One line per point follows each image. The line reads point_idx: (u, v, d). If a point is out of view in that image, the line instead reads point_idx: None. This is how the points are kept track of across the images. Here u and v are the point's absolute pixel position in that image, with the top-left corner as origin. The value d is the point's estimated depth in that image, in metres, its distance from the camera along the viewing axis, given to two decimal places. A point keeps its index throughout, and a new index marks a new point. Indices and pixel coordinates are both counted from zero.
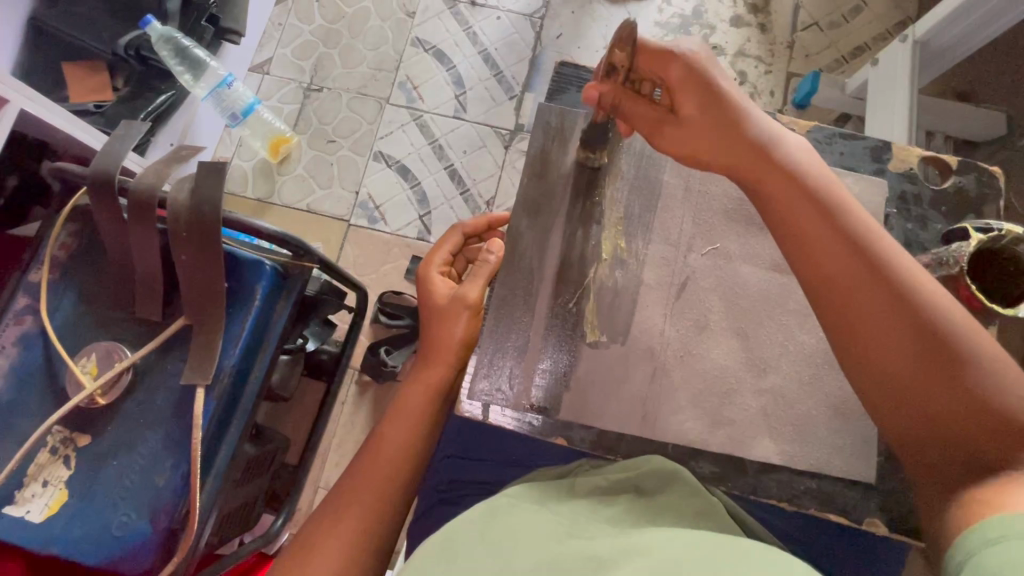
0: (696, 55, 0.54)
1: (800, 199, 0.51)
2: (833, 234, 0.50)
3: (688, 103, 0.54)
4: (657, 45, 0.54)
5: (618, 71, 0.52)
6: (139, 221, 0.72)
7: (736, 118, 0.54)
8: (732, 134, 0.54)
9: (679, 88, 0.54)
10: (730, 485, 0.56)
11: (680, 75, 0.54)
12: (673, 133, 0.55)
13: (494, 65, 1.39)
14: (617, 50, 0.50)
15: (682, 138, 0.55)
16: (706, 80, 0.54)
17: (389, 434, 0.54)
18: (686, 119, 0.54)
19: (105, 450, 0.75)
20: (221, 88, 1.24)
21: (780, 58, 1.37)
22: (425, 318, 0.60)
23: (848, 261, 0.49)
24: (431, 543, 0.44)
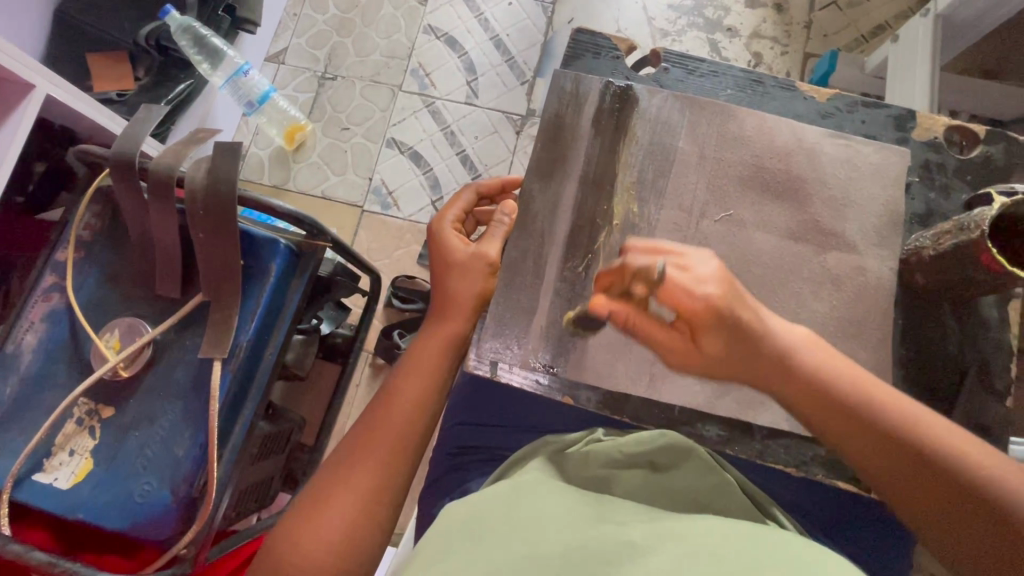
0: (716, 290, 0.49)
1: (804, 396, 0.49)
2: (824, 409, 0.48)
3: (708, 338, 0.50)
4: (683, 280, 0.49)
5: (632, 296, 0.52)
6: (159, 202, 0.75)
7: (751, 327, 0.49)
8: (748, 352, 0.50)
9: (696, 319, 0.49)
10: (736, 449, 0.54)
11: (703, 308, 0.49)
12: (693, 362, 0.51)
13: (505, 51, 1.39)
14: (637, 277, 0.50)
15: (702, 364, 0.51)
16: (727, 312, 0.49)
17: (402, 389, 0.54)
18: (703, 349, 0.50)
19: (128, 422, 0.77)
20: (238, 76, 1.24)
21: (796, 39, 1.35)
22: (442, 271, 0.60)
23: (854, 428, 0.48)
24: (453, 522, 0.45)
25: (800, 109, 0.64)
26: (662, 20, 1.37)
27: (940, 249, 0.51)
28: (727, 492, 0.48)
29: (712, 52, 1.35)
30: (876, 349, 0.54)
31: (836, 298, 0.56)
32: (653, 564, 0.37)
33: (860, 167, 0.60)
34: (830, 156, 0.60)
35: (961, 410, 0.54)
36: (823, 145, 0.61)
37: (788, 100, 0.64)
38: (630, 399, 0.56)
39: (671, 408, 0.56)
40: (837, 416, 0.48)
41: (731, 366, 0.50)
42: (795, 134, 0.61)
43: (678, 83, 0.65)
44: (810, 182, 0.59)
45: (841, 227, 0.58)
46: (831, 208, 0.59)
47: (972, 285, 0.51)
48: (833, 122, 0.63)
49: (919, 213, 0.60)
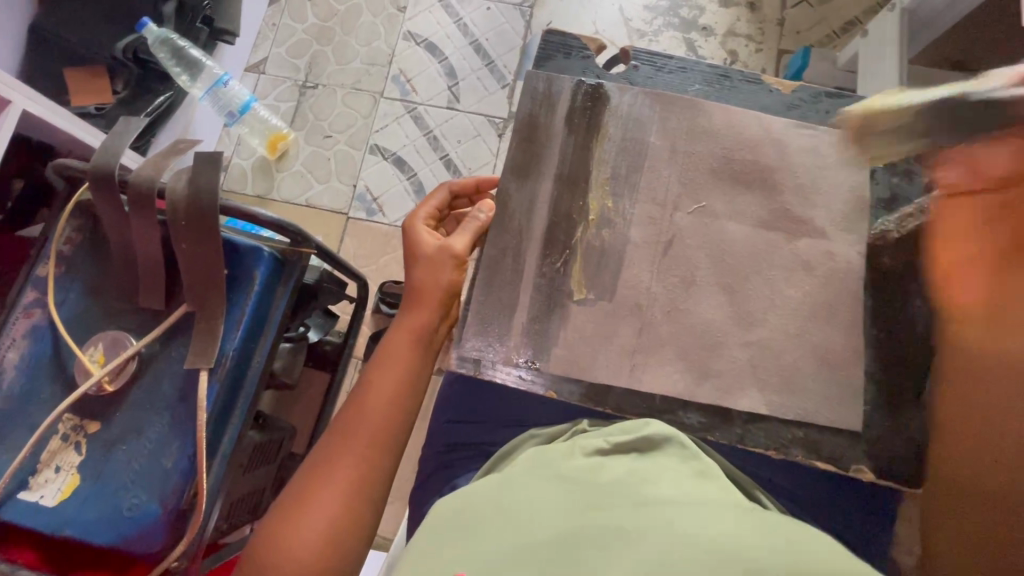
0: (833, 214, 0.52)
1: (970, 392, 0.51)
2: (960, 404, 0.52)
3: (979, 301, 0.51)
4: None
5: None
6: (141, 213, 0.75)
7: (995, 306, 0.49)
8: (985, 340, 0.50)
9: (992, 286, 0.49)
10: (717, 436, 0.55)
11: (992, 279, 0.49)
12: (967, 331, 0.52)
13: (485, 55, 1.40)
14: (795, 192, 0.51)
15: (977, 338, 0.51)
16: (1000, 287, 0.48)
17: (378, 385, 0.58)
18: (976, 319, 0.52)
19: (114, 436, 0.77)
20: (218, 86, 1.26)
21: (770, 36, 1.38)
22: (411, 266, 0.62)
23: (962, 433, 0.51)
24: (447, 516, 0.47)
25: (767, 102, 0.66)
26: (638, 21, 1.40)
27: None
28: (715, 478, 0.49)
29: (688, 51, 1.38)
30: (850, 329, 0.57)
31: (812, 283, 0.58)
32: (652, 534, 0.38)
33: (827, 157, 0.61)
34: (796, 147, 0.62)
35: (933, 387, 0.56)
36: (789, 136, 0.62)
37: (755, 93, 0.67)
38: (614, 390, 0.56)
39: (652, 397, 0.56)
40: (963, 414, 0.51)
41: (984, 351, 0.50)
42: (763, 125, 0.63)
43: (649, 81, 0.67)
44: (779, 172, 0.61)
45: (811, 215, 0.60)
46: (801, 196, 0.60)
47: (935, 262, 0.56)
48: (798, 113, 0.66)
49: (885, 198, 0.62)
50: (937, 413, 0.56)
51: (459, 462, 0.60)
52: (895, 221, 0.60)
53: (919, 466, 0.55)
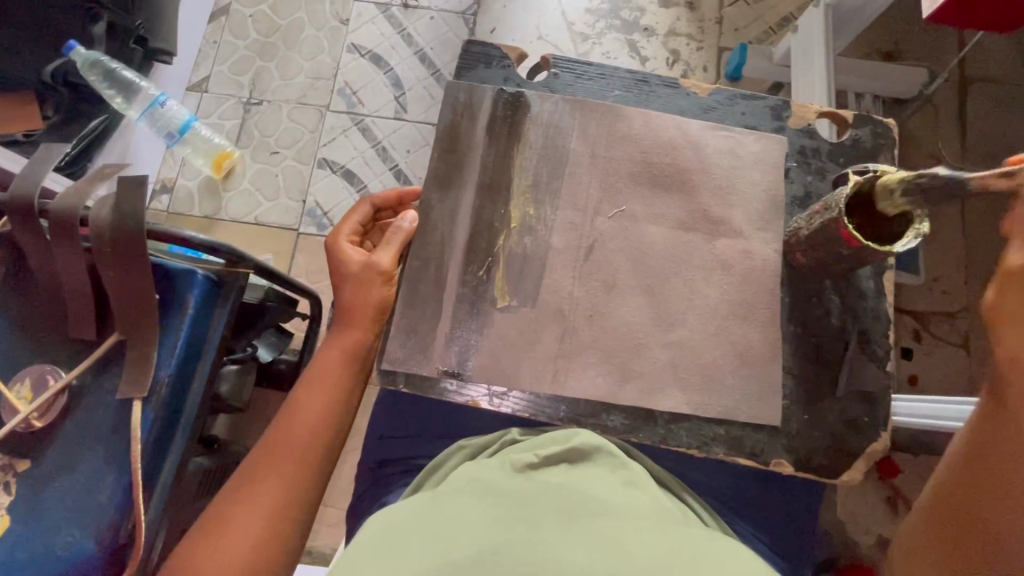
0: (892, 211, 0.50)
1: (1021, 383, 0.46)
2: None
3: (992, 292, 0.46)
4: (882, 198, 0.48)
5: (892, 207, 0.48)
6: (63, 242, 0.73)
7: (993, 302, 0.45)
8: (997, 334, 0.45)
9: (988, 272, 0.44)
10: (641, 436, 0.53)
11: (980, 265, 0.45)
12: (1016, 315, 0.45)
13: (431, 64, 1.40)
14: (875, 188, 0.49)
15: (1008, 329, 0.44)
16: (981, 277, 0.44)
17: (304, 405, 0.54)
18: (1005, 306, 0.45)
19: (45, 473, 0.74)
20: (154, 107, 1.20)
21: (710, 34, 1.41)
22: (337, 284, 0.58)
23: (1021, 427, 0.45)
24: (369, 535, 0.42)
25: (680, 105, 0.63)
26: (581, 24, 1.41)
27: (812, 229, 0.52)
28: (636, 486, 0.48)
29: (631, 52, 1.40)
30: (766, 327, 0.55)
31: (728, 281, 0.56)
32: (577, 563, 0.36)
33: (742, 156, 0.59)
34: (712, 148, 0.60)
35: (847, 375, 0.54)
36: (705, 138, 0.60)
37: (671, 96, 0.63)
38: (540, 399, 0.54)
39: (572, 402, 0.54)
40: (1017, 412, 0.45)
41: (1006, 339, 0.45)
42: (680, 128, 0.60)
43: (566, 88, 0.63)
44: (698, 173, 0.59)
45: (728, 215, 0.58)
46: (717, 197, 0.58)
47: (842, 261, 0.52)
48: (715, 116, 0.62)
49: (799, 196, 0.59)
50: (852, 403, 0.54)
51: (390, 479, 0.59)
52: (805, 218, 0.54)
53: (832, 457, 0.53)
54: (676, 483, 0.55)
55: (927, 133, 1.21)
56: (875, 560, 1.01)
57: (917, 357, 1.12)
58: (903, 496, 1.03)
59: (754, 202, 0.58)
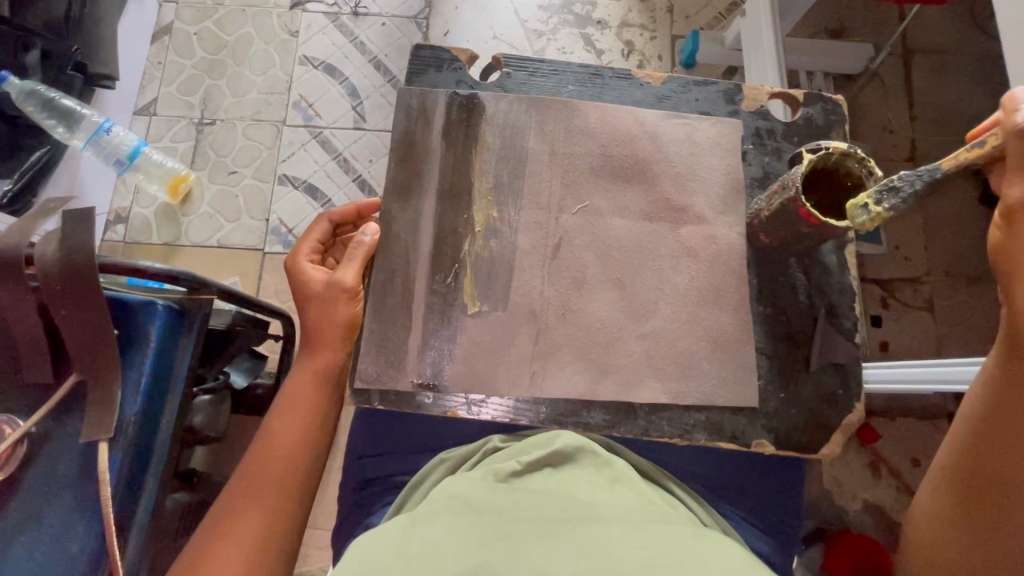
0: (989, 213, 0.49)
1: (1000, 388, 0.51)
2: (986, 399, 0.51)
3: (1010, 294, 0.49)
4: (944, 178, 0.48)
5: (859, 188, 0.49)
6: (9, 283, 0.69)
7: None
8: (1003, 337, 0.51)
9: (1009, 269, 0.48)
10: (622, 430, 0.53)
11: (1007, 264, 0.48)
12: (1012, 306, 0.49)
13: (386, 71, 1.38)
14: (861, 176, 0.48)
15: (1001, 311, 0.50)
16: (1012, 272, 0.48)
17: (279, 430, 0.52)
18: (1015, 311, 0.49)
19: (10, 527, 0.70)
20: (99, 134, 1.17)
21: (662, 23, 1.42)
22: (301, 305, 0.55)
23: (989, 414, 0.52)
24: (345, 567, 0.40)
25: (636, 95, 0.62)
26: (534, 21, 1.41)
27: (772, 210, 0.52)
28: (621, 484, 0.48)
29: (587, 46, 1.40)
30: (737, 311, 0.55)
31: (696, 267, 0.56)
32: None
33: (699, 142, 0.60)
34: (670, 137, 0.60)
35: (819, 350, 0.55)
36: (662, 127, 0.60)
37: (626, 88, 0.62)
38: (518, 402, 0.53)
39: (554, 403, 0.53)
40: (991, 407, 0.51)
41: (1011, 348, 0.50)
42: (636, 119, 0.60)
43: (521, 86, 0.62)
44: (655, 163, 0.59)
45: (689, 202, 0.58)
46: (678, 184, 0.58)
47: (805, 238, 0.53)
48: (670, 104, 0.62)
49: (757, 177, 0.60)
50: (826, 377, 0.54)
51: (373, 499, 0.57)
52: (765, 200, 0.54)
53: (810, 432, 0.53)
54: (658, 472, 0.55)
55: (877, 106, 1.25)
56: (865, 525, 1.03)
57: (886, 324, 1.15)
58: (884, 460, 1.06)
59: (715, 186, 0.58)
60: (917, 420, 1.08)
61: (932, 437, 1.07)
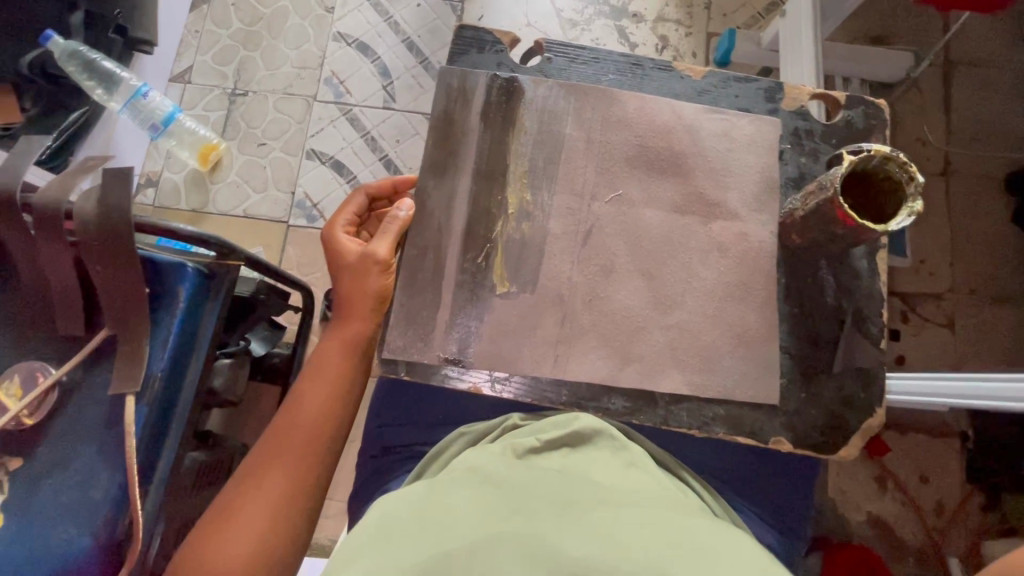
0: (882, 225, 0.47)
1: None
2: None
3: None
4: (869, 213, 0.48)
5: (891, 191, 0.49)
6: (49, 237, 0.71)
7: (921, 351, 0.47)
8: None
9: None
10: (642, 418, 0.53)
11: None
12: None
13: (419, 53, 1.38)
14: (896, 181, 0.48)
15: None
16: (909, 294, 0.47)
17: (308, 393, 0.53)
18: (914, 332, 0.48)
19: (38, 470, 0.73)
20: (136, 98, 1.20)
21: (698, 20, 1.40)
22: (335, 275, 0.57)
23: None
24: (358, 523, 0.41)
25: (676, 88, 0.62)
26: (569, 11, 1.40)
27: (807, 210, 0.52)
28: (637, 467, 0.49)
29: (620, 39, 1.39)
30: (763, 309, 0.55)
31: (726, 262, 0.56)
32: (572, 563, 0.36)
33: (736, 138, 0.60)
34: (707, 131, 0.60)
35: (844, 353, 0.55)
36: (699, 121, 0.60)
37: (666, 80, 0.62)
38: (540, 382, 0.54)
39: (576, 386, 0.54)
40: None
41: None
42: (674, 112, 0.60)
43: (561, 72, 0.62)
44: (691, 157, 0.59)
45: (722, 197, 0.58)
46: (712, 179, 0.58)
47: (840, 240, 0.52)
48: (709, 98, 0.62)
49: (792, 177, 0.59)
50: (849, 379, 0.54)
51: (392, 466, 0.58)
52: (800, 200, 0.54)
53: (830, 434, 0.54)
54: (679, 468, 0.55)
55: (912, 117, 1.23)
56: (866, 536, 1.04)
57: (904, 338, 1.14)
58: (892, 474, 1.05)
59: (749, 184, 0.58)
60: (926, 437, 1.07)
61: (942, 454, 1.06)
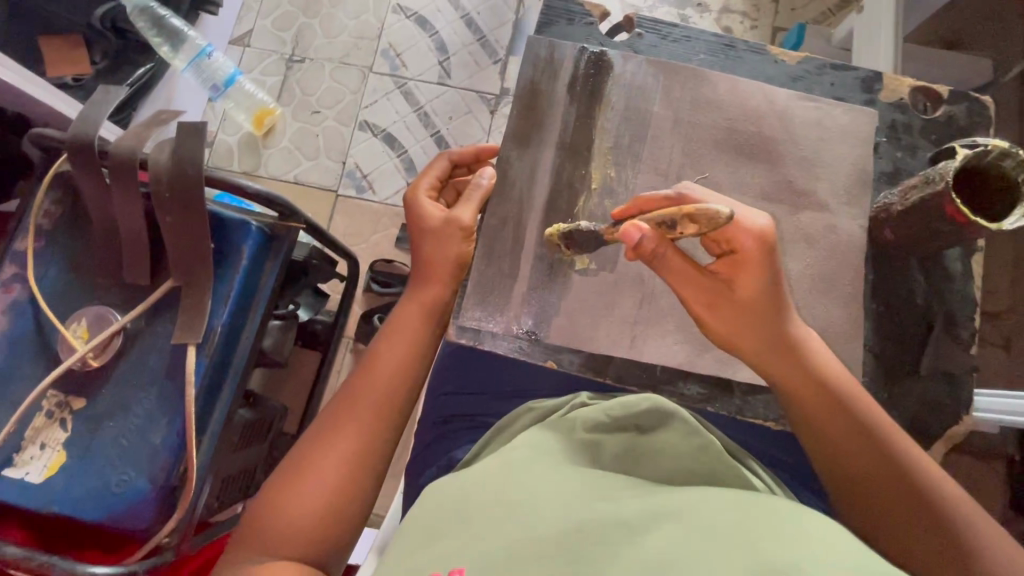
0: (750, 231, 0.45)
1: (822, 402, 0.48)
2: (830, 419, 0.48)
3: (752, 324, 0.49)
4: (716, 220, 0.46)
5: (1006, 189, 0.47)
6: (121, 186, 0.71)
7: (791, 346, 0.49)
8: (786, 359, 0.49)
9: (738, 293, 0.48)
10: (716, 406, 0.53)
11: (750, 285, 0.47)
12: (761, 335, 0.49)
13: (477, 30, 1.37)
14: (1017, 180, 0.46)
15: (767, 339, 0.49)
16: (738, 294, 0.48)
17: (384, 354, 0.53)
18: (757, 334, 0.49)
19: (100, 411, 0.75)
20: (200, 58, 1.21)
21: (765, 13, 1.36)
22: (415, 238, 0.56)
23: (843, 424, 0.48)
24: (446, 491, 0.45)
25: (769, 72, 0.60)
26: None
27: (907, 204, 0.50)
28: None
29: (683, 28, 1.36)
30: (848, 306, 0.54)
31: (812, 255, 0.54)
32: (651, 557, 0.33)
33: (829, 128, 0.57)
34: (800, 119, 0.58)
35: (932, 356, 0.54)
36: (793, 108, 0.58)
37: (759, 63, 0.61)
38: (614, 361, 0.54)
39: (652, 368, 0.54)
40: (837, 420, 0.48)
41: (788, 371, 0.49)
42: (767, 97, 0.58)
43: (651, 49, 0.61)
44: (783, 144, 0.57)
45: (813, 188, 0.56)
46: (803, 169, 0.56)
47: (941, 238, 0.51)
48: (804, 85, 0.60)
49: (886, 172, 0.57)
50: (935, 383, 0.53)
51: (456, 433, 0.59)
52: (899, 194, 0.52)
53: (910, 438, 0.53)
54: (770, 478, 0.50)
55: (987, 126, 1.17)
56: None
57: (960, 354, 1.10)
58: None
59: (842, 177, 0.56)
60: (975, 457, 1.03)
61: None
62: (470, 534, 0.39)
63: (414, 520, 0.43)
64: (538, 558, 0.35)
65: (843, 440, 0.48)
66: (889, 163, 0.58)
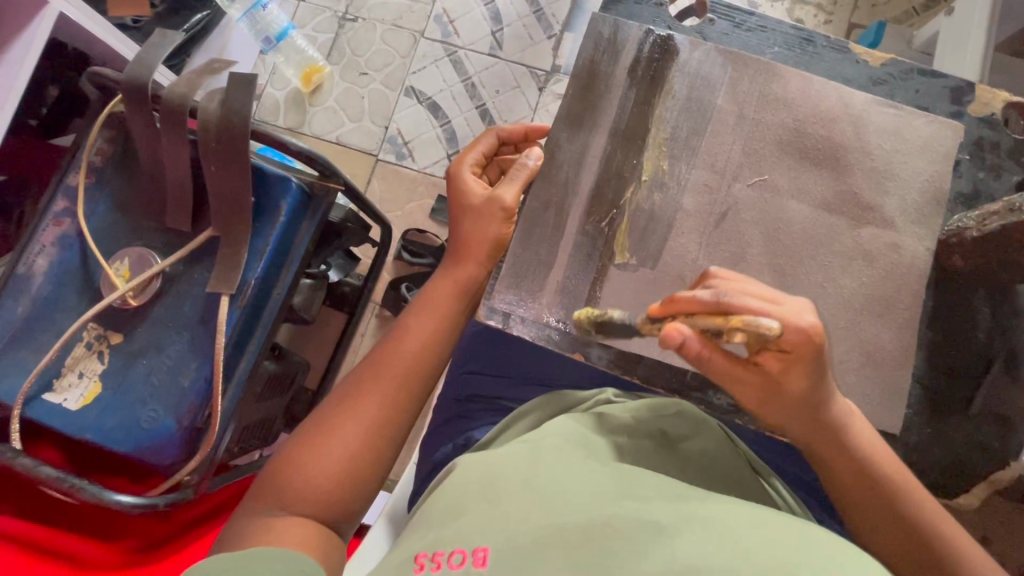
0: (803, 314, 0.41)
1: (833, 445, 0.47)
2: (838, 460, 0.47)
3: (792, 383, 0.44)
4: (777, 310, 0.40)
5: None
6: (171, 132, 0.71)
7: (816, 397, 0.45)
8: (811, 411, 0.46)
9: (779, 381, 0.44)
10: (744, 419, 0.52)
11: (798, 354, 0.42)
12: (785, 399, 0.46)
13: (534, 2, 1.32)
14: None
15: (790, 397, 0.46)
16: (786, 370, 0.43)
17: (411, 329, 0.53)
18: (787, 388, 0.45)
19: (136, 348, 0.78)
20: (255, 8, 1.27)
21: (843, 7, 1.27)
22: (455, 214, 0.54)
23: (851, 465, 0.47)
24: (469, 468, 0.44)
25: (847, 72, 0.57)
26: None
27: (985, 232, 0.47)
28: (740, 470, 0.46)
29: None
30: (901, 332, 0.51)
31: (869, 274, 0.51)
32: (678, 560, 0.32)
33: (908, 140, 0.53)
34: (876, 127, 0.53)
35: (984, 394, 0.51)
36: (870, 114, 0.54)
37: (839, 63, 0.57)
38: (642, 360, 0.53)
39: (683, 372, 0.53)
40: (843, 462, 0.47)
41: (804, 421, 0.47)
42: (842, 99, 0.54)
43: (723, 37, 0.58)
44: (852, 152, 0.53)
45: (879, 202, 0.52)
46: (872, 181, 0.53)
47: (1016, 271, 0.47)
48: (885, 90, 0.56)
49: (964, 193, 0.54)
50: (983, 423, 0.51)
51: (476, 413, 0.59)
52: (977, 219, 0.49)
53: (948, 475, 0.51)
54: (795, 504, 0.49)
55: None
56: None
57: None
58: None
59: (913, 195, 0.52)
60: None
61: None
62: (492, 515, 0.38)
63: (435, 495, 0.43)
64: (562, 550, 0.34)
65: (851, 487, 0.47)
66: (968, 185, 0.54)
